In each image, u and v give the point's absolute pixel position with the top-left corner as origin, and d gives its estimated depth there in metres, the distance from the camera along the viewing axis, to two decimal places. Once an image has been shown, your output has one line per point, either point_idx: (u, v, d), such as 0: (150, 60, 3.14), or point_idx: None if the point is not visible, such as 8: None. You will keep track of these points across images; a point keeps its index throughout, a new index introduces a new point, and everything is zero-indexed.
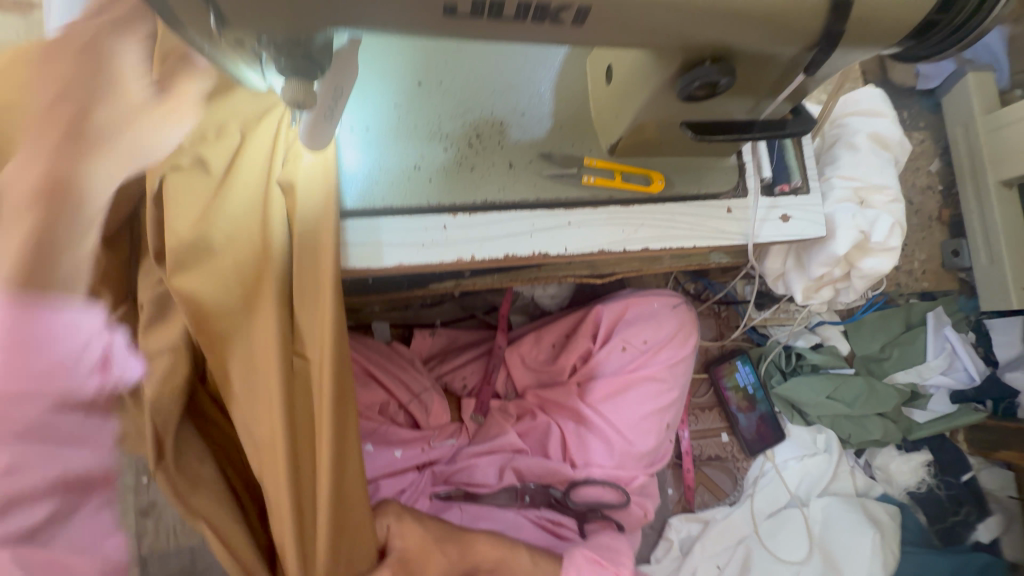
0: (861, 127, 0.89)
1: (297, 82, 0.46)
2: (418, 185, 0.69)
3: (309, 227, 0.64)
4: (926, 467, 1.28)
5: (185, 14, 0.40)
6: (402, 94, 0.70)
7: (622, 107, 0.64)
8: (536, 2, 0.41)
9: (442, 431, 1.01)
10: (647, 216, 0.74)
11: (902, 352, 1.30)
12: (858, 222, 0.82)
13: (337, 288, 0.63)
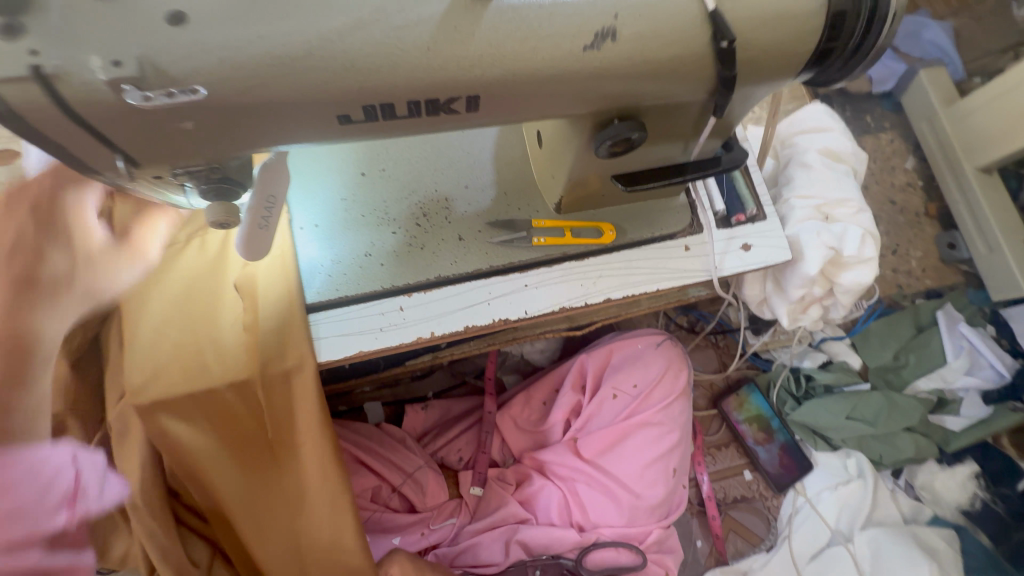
0: (809, 145, 0.89)
1: (218, 204, 0.47)
2: (371, 272, 0.69)
3: (276, 327, 0.66)
4: (977, 479, 1.15)
5: (96, 166, 0.42)
6: (347, 187, 0.72)
7: (558, 169, 0.65)
8: (424, 99, 0.42)
9: (440, 511, 0.96)
10: (604, 267, 0.73)
11: (918, 357, 1.23)
12: (825, 239, 0.80)
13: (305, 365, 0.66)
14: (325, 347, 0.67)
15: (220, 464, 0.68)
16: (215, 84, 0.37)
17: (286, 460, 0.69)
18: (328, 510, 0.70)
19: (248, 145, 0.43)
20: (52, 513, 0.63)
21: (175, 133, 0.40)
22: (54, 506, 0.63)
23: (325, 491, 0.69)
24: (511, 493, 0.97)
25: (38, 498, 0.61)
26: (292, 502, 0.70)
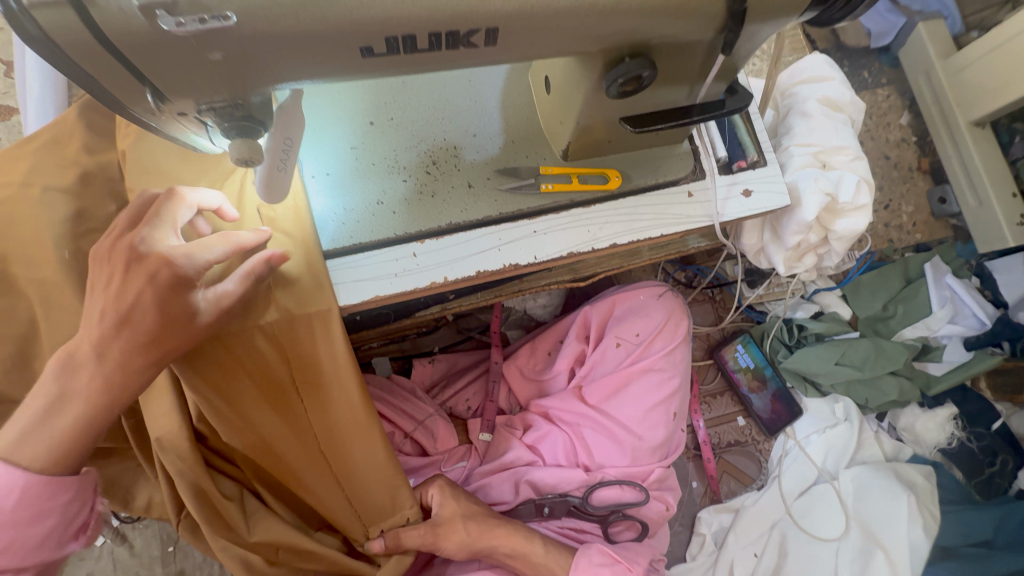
0: (809, 94, 0.90)
1: (241, 141, 0.47)
2: (383, 218, 0.71)
3: (301, 273, 0.67)
4: (955, 420, 1.24)
5: (127, 102, 0.43)
6: (356, 135, 0.72)
7: (565, 115, 0.67)
8: (445, 29, 0.43)
9: (451, 455, 1.01)
10: (610, 212, 0.75)
11: (906, 308, 1.28)
12: (822, 186, 0.83)
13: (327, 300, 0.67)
14: (345, 291, 0.69)
15: (257, 405, 0.71)
16: (247, 11, 0.38)
17: (314, 398, 0.73)
18: (360, 432, 0.75)
19: (268, 78, 0.44)
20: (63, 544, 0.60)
21: (200, 63, 0.41)
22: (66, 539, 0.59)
23: (357, 423, 0.74)
24: (521, 439, 1.03)
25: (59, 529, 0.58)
26: (324, 427, 0.75)
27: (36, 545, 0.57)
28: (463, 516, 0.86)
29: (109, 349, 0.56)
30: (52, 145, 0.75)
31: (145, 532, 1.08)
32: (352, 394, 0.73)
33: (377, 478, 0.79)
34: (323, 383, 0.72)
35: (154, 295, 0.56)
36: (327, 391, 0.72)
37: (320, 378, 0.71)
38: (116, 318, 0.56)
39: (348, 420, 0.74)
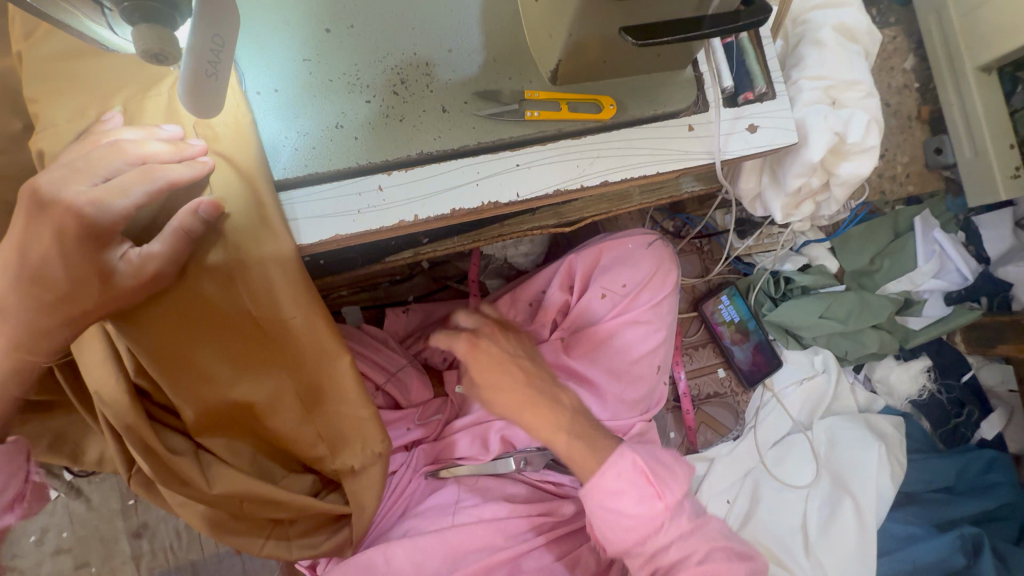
0: (824, 21, 0.81)
1: (146, 31, 0.41)
2: (343, 145, 0.61)
3: (249, 204, 0.58)
4: (927, 373, 1.26)
5: None
6: (309, 44, 0.62)
7: (555, 25, 0.57)
8: None
9: (425, 409, 0.98)
10: (602, 146, 0.67)
11: (892, 261, 1.26)
12: (830, 123, 0.76)
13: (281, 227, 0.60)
14: (302, 228, 0.61)
15: (204, 348, 0.63)
16: None
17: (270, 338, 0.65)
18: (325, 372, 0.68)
19: None
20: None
21: None
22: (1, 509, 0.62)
23: (321, 362, 0.67)
24: None
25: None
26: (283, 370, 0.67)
27: None
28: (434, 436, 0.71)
29: (15, 304, 0.52)
30: None
31: (102, 485, 1.03)
32: (317, 331, 0.65)
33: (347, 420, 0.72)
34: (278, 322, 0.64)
35: (58, 242, 0.49)
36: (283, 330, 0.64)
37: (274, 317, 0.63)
38: (28, 271, 0.50)
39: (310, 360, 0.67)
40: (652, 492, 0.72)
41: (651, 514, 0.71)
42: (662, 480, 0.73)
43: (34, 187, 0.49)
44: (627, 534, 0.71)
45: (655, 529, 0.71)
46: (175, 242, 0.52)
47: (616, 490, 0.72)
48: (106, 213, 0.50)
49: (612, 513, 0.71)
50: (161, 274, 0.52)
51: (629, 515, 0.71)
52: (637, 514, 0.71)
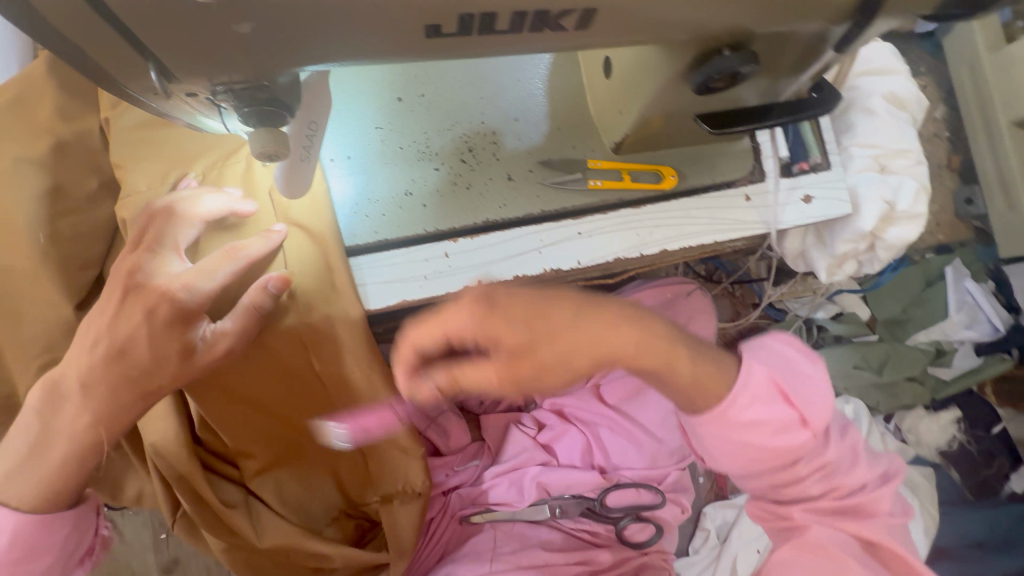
0: (874, 88, 0.82)
1: (265, 134, 0.39)
2: (412, 213, 0.62)
3: (317, 269, 0.59)
4: (958, 424, 1.25)
5: (121, 78, 0.34)
6: (381, 112, 0.63)
7: (626, 105, 0.58)
8: (533, 9, 0.34)
9: (463, 454, 0.99)
10: (662, 215, 0.68)
11: (923, 311, 1.26)
12: (882, 193, 0.77)
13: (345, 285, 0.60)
14: (370, 294, 0.61)
15: (264, 399, 0.66)
16: None
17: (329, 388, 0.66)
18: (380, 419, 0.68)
19: (306, 59, 0.35)
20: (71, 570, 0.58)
21: (218, 34, 0.31)
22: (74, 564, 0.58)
23: (375, 409, 0.68)
24: (533, 437, 1.01)
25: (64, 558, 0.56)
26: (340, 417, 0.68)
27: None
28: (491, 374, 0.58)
29: (94, 380, 0.52)
30: (18, 107, 0.64)
31: (134, 519, 1.03)
32: (374, 382, 0.65)
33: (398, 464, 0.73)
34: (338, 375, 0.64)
35: (144, 313, 0.51)
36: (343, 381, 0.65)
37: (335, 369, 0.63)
38: (115, 347, 0.52)
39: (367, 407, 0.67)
40: (794, 420, 0.66)
41: (795, 442, 0.66)
42: (802, 397, 0.66)
43: (129, 272, 0.53)
44: (761, 460, 0.67)
45: (796, 453, 0.67)
46: (246, 318, 0.54)
47: (749, 420, 0.65)
48: (193, 296, 0.52)
49: (730, 431, 0.66)
50: (234, 350, 0.54)
51: (769, 446, 0.66)
52: (777, 447, 0.66)
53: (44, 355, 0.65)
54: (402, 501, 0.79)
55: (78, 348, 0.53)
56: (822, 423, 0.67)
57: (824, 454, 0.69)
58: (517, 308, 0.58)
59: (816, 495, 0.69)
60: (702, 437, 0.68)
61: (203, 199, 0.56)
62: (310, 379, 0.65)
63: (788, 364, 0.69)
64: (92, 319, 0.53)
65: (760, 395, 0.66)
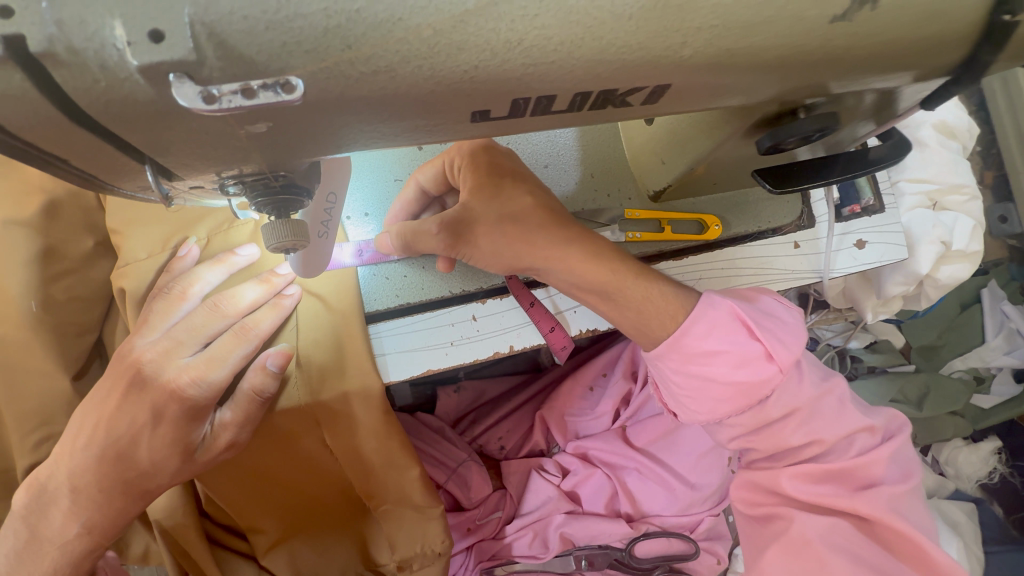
0: (924, 117, 0.76)
1: (285, 226, 0.34)
2: (436, 273, 0.57)
3: (331, 341, 0.54)
4: (998, 454, 1.20)
5: (113, 180, 0.28)
6: (400, 162, 0.57)
7: (671, 155, 0.52)
8: (598, 88, 0.29)
9: (486, 505, 0.93)
10: (705, 267, 0.63)
11: (959, 337, 1.20)
12: (938, 233, 0.71)
13: (365, 346, 0.55)
14: (390, 365, 0.56)
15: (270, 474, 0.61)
16: (325, 71, 0.23)
17: (344, 458, 0.60)
18: (399, 481, 0.63)
19: (319, 150, 0.29)
20: None
21: (234, 137, 0.26)
22: None
23: (389, 475, 0.62)
24: (556, 484, 0.92)
25: None
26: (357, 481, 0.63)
27: None
28: (499, 214, 0.49)
29: (85, 482, 0.47)
30: None
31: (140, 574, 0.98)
32: (388, 449, 0.60)
33: (419, 521, 0.66)
34: (350, 442, 0.58)
35: (155, 411, 0.47)
36: (357, 450, 0.59)
37: (348, 437, 0.58)
38: (112, 446, 0.47)
39: (385, 471, 0.62)
40: (758, 353, 0.52)
41: (831, 495, 0.55)
42: (819, 428, 0.56)
43: (137, 365, 0.47)
44: (718, 409, 0.53)
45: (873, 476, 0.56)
46: (247, 406, 0.50)
47: (709, 353, 0.52)
48: (204, 390, 0.47)
49: (760, 466, 0.59)
50: (238, 441, 0.50)
51: (727, 384, 0.52)
52: (737, 382, 0.51)
53: (39, 431, 0.60)
54: (420, 564, 0.67)
55: (69, 442, 0.48)
56: (789, 361, 0.52)
57: (890, 513, 0.54)
58: (538, 225, 0.49)
59: (868, 551, 0.54)
60: (673, 387, 0.54)
61: (240, 288, 0.50)
62: (318, 450, 0.60)
63: (797, 382, 0.55)
64: (85, 413, 0.48)
65: (773, 412, 0.54)
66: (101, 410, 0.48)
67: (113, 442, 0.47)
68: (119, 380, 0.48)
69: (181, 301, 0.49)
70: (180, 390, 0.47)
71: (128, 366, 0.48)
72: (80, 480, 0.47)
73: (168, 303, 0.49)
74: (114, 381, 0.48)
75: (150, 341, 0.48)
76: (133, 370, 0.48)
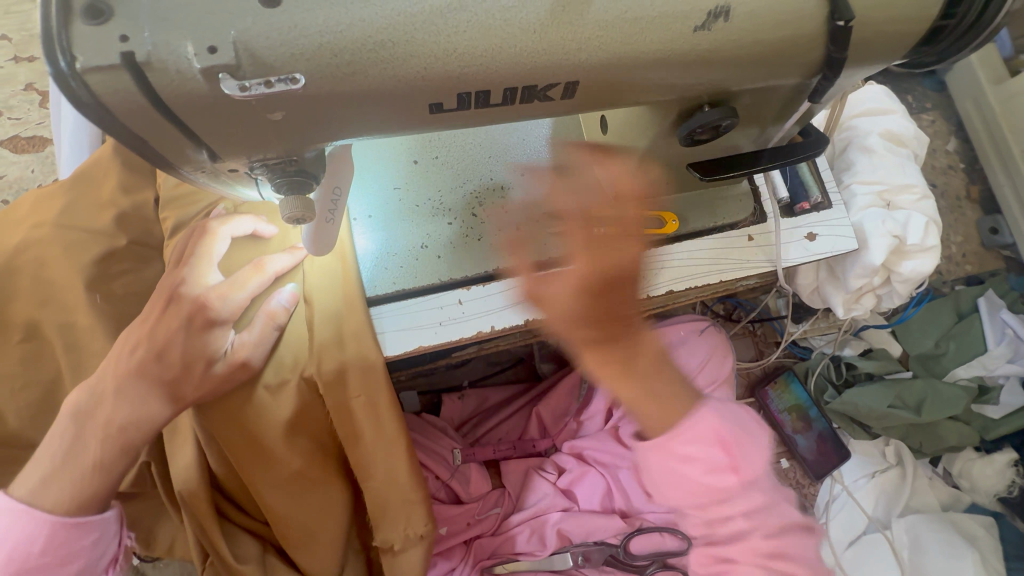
0: (870, 128, 0.85)
1: (295, 200, 0.44)
2: (427, 265, 0.66)
3: (333, 312, 0.63)
4: (1016, 467, 1.14)
5: (176, 161, 0.40)
6: (399, 174, 0.69)
7: (624, 157, 0.61)
8: (521, 84, 0.39)
9: (485, 501, 0.97)
10: (667, 257, 0.71)
11: (960, 345, 1.21)
12: (889, 227, 0.78)
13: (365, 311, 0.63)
14: (389, 341, 0.65)
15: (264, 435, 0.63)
16: (320, 72, 0.35)
17: (338, 413, 0.64)
18: (385, 445, 0.65)
19: (322, 137, 0.40)
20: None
21: (261, 122, 0.37)
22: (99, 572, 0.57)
23: (380, 444, 0.65)
24: (553, 482, 0.97)
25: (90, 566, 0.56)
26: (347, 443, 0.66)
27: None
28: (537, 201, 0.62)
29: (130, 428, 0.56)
30: (85, 184, 0.74)
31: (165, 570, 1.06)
32: (379, 410, 0.64)
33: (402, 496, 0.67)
34: (344, 396, 0.63)
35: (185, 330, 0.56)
36: (351, 404, 0.63)
37: (341, 390, 0.63)
38: (154, 349, 0.56)
39: (372, 434, 0.65)
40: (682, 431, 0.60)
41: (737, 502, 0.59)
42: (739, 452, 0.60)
43: (174, 284, 0.58)
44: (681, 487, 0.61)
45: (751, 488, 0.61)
46: (264, 330, 0.60)
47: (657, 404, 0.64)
48: (227, 306, 0.58)
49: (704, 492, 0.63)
50: (251, 360, 0.59)
51: (698, 484, 0.59)
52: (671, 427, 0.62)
53: None
54: (403, 543, 0.69)
55: (113, 355, 0.57)
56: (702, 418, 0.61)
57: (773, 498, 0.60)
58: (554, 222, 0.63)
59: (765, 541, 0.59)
60: (651, 470, 0.62)
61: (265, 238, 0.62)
62: (310, 402, 0.64)
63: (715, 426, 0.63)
64: (131, 329, 0.57)
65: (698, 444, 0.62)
66: (142, 327, 0.57)
67: (151, 346, 0.56)
68: (159, 298, 0.58)
69: (214, 241, 0.60)
70: (209, 303, 0.57)
71: (167, 289, 0.58)
72: (119, 385, 0.55)
73: (203, 238, 0.60)
74: (154, 302, 0.58)
75: (185, 267, 0.59)
76: (170, 293, 0.57)
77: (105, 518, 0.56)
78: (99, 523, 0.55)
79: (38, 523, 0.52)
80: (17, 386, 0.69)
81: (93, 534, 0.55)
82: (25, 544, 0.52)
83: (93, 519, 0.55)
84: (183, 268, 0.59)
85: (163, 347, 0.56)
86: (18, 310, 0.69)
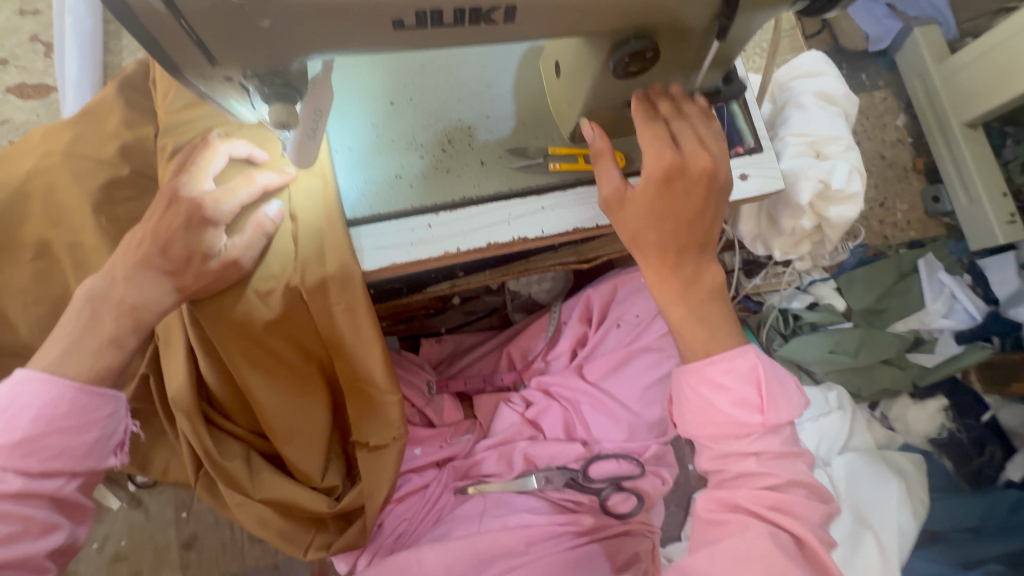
0: (805, 88, 0.95)
1: (280, 105, 0.52)
2: (400, 191, 0.75)
3: (314, 228, 0.71)
4: (947, 412, 1.26)
5: (184, 65, 0.48)
6: (377, 113, 0.77)
7: (573, 98, 0.70)
8: (469, 6, 0.48)
9: (456, 428, 1.07)
10: None
11: (899, 301, 1.32)
12: (815, 173, 0.87)
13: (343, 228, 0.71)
14: (366, 255, 0.72)
15: (254, 332, 0.72)
16: None
17: (321, 319, 0.73)
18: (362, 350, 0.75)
19: (304, 46, 0.48)
20: (107, 455, 0.64)
21: (254, 28, 0.45)
22: (109, 449, 0.64)
23: (356, 343, 0.74)
24: (520, 413, 1.05)
25: (100, 439, 0.63)
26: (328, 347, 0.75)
27: (83, 455, 0.61)
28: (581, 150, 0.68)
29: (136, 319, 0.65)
30: (92, 119, 0.81)
31: (160, 496, 1.14)
32: (355, 318, 0.72)
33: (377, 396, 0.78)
34: (325, 302, 0.71)
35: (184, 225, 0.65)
36: (332, 310, 0.72)
37: (323, 298, 0.71)
38: (158, 244, 0.65)
39: (351, 339, 0.74)
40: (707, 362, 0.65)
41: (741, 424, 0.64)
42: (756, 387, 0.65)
43: (174, 189, 0.67)
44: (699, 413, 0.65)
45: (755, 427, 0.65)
46: (253, 235, 0.68)
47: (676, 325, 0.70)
48: (219, 210, 0.66)
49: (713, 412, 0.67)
50: (240, 260, 0.67)
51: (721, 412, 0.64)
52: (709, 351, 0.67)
53: None
54: (378, 439, 0.81)
55: (125, 246, 0.67)
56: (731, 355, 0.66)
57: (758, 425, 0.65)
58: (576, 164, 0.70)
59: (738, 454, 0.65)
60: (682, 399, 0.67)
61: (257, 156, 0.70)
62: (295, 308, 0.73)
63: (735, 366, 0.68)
64: (139, 228, 0.67)
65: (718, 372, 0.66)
66: (149, 224, 0.67)
67: (156, 239, 0.65)
68: (162, 199, 0.67)
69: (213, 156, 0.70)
70: (202, 204, 0.66)
71: (168, 193, 0.67)
72: (129, 269, 0.65)
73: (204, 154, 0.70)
74: (159, 206, 0.67)
75: (186, 175, 0.68)
76: (171, 195, 0.66)
77: (114, 396, 0.64)
78: (110, 399, 0.64)
79: (58, 388, 0.60)
80: (29, 298, 0.77)
81: (108, 407, 0.64)
82: (46, 407, 0.59)
83: (105, 393, 0.63)
84: (184, 178, 0.68)
85: (165, 240, 0.65)
86: (30, 230, 0.76)
